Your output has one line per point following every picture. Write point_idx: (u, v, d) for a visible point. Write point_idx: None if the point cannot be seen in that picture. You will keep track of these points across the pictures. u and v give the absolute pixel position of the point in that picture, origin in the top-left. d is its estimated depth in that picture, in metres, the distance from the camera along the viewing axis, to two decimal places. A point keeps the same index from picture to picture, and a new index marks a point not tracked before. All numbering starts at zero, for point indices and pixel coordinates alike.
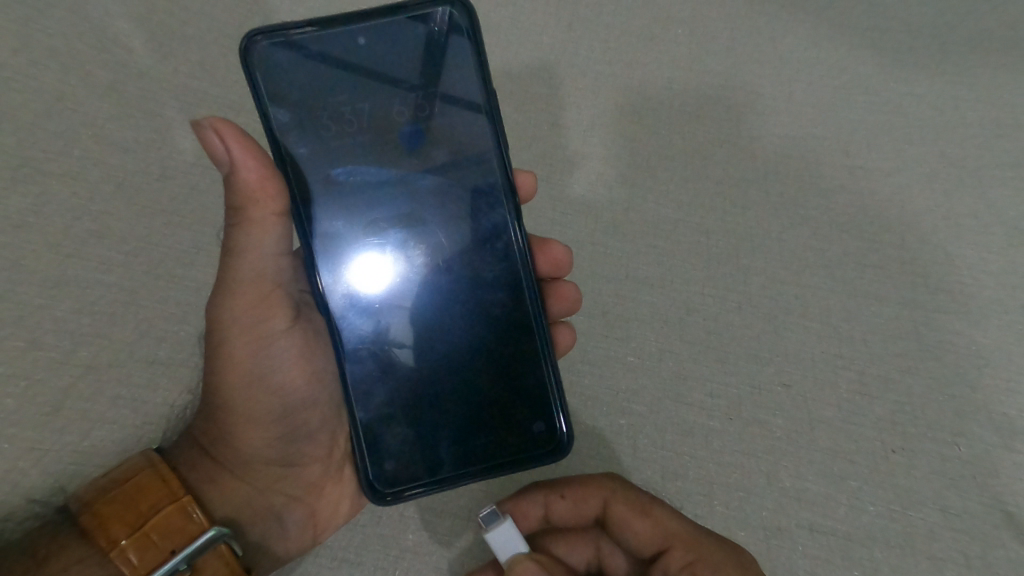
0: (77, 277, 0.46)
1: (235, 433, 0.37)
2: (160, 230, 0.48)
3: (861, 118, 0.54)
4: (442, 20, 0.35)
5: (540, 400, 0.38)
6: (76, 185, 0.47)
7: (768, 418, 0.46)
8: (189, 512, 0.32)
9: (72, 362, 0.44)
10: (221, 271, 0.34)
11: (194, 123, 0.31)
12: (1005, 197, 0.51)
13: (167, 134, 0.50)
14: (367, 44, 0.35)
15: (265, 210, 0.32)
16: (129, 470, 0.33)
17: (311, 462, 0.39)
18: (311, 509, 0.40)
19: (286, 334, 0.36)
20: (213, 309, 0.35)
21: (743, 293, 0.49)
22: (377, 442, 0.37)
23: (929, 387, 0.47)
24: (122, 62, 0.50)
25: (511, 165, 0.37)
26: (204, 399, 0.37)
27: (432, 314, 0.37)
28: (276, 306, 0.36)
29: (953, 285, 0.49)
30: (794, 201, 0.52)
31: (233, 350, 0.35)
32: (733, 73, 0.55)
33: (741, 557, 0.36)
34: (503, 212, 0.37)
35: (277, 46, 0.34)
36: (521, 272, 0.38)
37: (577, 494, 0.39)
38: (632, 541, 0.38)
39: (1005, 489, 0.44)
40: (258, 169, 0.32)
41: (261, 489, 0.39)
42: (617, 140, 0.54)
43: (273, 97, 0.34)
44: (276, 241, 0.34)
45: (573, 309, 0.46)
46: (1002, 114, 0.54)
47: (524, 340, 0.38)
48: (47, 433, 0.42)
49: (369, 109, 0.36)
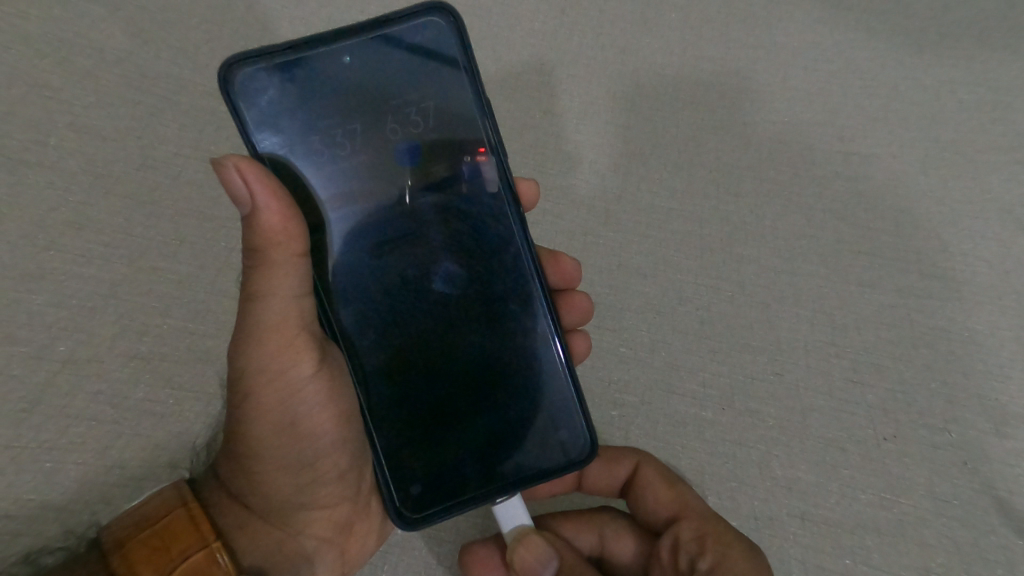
0: (55, 271, 0.45)
1: (263, 476, 0.36)
2: (142, 222, 0.47)
3: (857, 102, 0.53)
4: (426, 29, 0.34)
5: (555, 408, 0.37)
6: (53, 176, 0.46)
7: (760, 408, 0.46)
8: (217, 559, 0.32)
9: (51, 357, 0.43)
10: (242, 314, 0.32)
11: (215, 161, 0.29)
12: (1001, 182, 0.51)
13: (148, 123, 0.48)
14: (351, 62, 0.34)
15: (285, 252, 0.31)
16: (161, 510, 0.32)
17: (340, 501, 0.38)
18: (341, 548, 0.39)
19: (313, 379, 0.34)
20: (236, 352, 0.33)
21: (736, 282, 0.49)
22: (399, 466, 0.36)
23: (922, 373, 0.47)
24: (99, 48, 0.49)
25: (512, 173, 0.36)
26: (230, 443, 0.35)
27: (439, 332, 0.37)
28: (302, 350, 0.33)
29: (947, 271, 0.49)
30: (789, 188, 0.51)
31: (261, 397, 0.34)
32: (728, 58, 0.54)
33: (749, 541, 0.36)
34: (508, 222, 0.37)
35: (259, 70, 0.33)
36: (533, 282, 0.37)
37: (612, 456, 0.42)
38: (650, 505, 0.40)
39: (998, 475, 0.44)
40: (280, 211, 0.30)
41: (292, 532, 0.38)
42: (610, 128, 0.53)
43: (259, 123, 0.33)
44: (299, 282, 0.32)
45: (586, 320, 0.45)
46: (999, 96, 0.53)
47: (536, 349, 0.37)
48: (25, 430, 0.41)
49: (361, 127, 0.34)
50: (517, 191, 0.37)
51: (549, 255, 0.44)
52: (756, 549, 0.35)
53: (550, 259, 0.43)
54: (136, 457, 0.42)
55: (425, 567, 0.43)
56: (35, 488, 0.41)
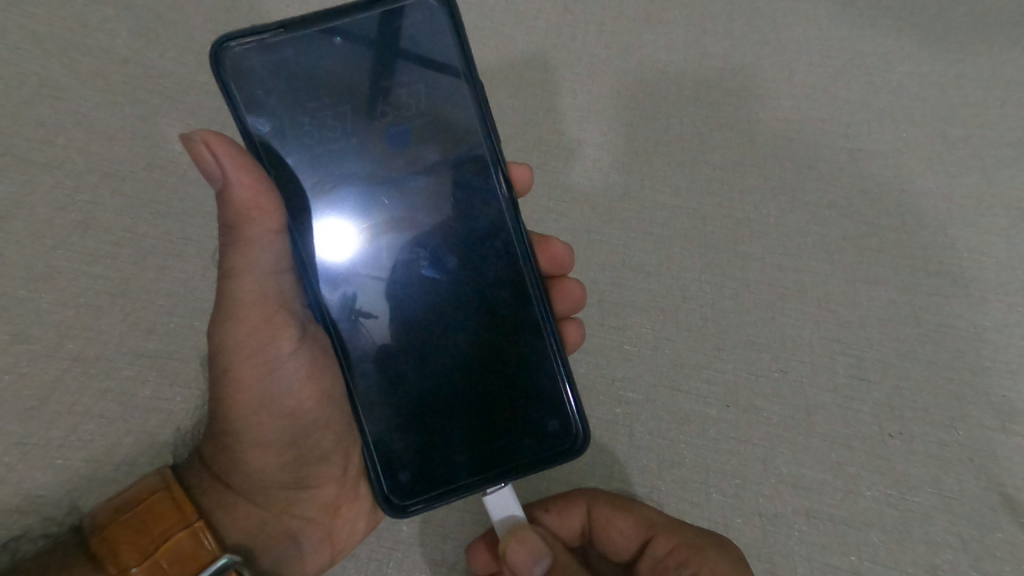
0: (62, 269, 0.45)
1: (244, 456, 0.36)
2: (148, 221, 0.47)
3: (862, 98, 0.53)
4: (416, 11, 0.34)
5: (547, 395, 0.37)
6: (59, 175, 0.47)
7: (764, 405, 0.46)
8: (200, 538, 0.32)
9: (58, 355, 0.44)
10: (221, 292, 0.33)
11: (184, 137, 0.30)
12: (1008, 178, 0.51)
13: (153, 123, 0.49)
14: (341, 43, 0.34)
15: (259, 228, 0.31)
16: (142, 493, 0.32)
17: (325, 482, 0.39)
18: (328, 529, 0.40)
19: (293, 356, 0.35)
20: (215, 330, 0.34)
21: (740, 280, 0.49)
22: (388, 451, 0.36)
23: (928, 370, 0.47)
24: (105, 48, 0.49)
25: (503, 159, 0.36)
26: (211, 423, 0.36)
27: (430, 317, 0.37)
28: (280, 327, 0.34)
29: (954, 267, 0.49)
30: (794, 185, 0.51)
31: (240, 374, 0.34)
32: (733, 55, 0.54)
33: (722, 540, 0.37)
34: (499, 208, 0.37)
35: (249, 51, 0.33)
36: (524, 268, 0.37)
37: (562, 506, 0.40)
38: (616, 541, 0.39)
39: (1004, 471, 0.44)
40: (251, 184, 0.31)
41: (276, 513, 0.38)
42: (614, 125, 0.53)
43: (250, 104, 0.33)
44: (274, 258, 0.32)
45: (579, 306, 0.46)
46: (1005, 91, 0.53)
47: (528, 336, 0.37)
48: (33, 427, 0.42)
49: (352, 110, 0.35)
50: (508, 177, 0.37)
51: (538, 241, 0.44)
52: (730, 547, 0.37)
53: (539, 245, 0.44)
54: (142, 454, 0.43)
55: (428, 562, 0.43)
56: (43, 485, 0.41)
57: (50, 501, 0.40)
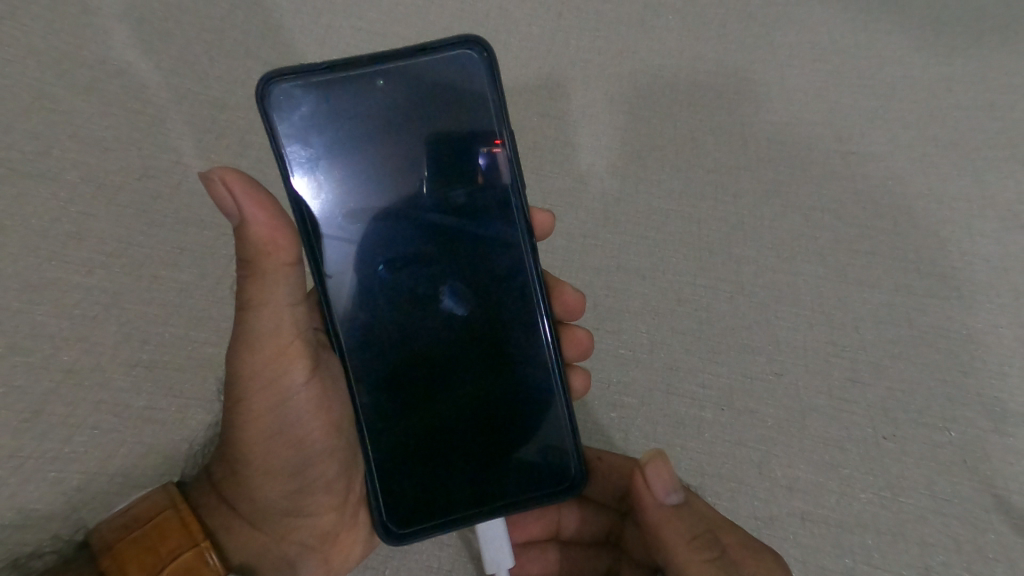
0: (56, 280, 0.45)
1: (251, 482, 0.36)
2: (142, 231, 0.47)
3: (854, 101, 0.53)
4: (461, 59, 0.35)
5: (559, 434, 0.37)
6: (53, 187, 0.47)
7: (758, 408, 0.46)
8: (206, 558, 0.33)
9: (53, 367, 0.44)
10: (237, 322, 0.33)
11: (202, 175, 0.30)
12: (999, 180, 0.51)
13: (149, 133, 0.49)
14: (384, 87, 0.34)
15: (274, 262, 0.31)
16: (150, 511, 0.33)
17: (327, 510, 0.39)
18: (325, 556, 0.40)
19: (305, 388, 0.35)
20: (231, 359, 0.34)
21: (734, 283, 0.49)
22: (395, 479, 0.36)
23: (921, 372, 0.47)
24: (100, 59, 0.50)
25: (529, 206, 0.36)
26: (222, 447, 0.36)
27: (443, 353, 0.37)
28: (293, 358, 0.34)
29: (946, 270, 0.49)
30: (786, 188, 0.51)
31: (253, 403, 0.34)
32: (726, 59, 0.54)
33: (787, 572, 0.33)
34: (520, 253, 0.37)
35: (295, 87, 0.33)
36: (541, 312, 0.37)
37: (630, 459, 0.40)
38: None
39: (996, 473, 0.44)
40: (268, 220, 0.30)
41: (276, 537, 0.39)
42: (608, 131, 0.53)
43: (289, 138, 0.34)
44: (290, 291, 0.33)
45: (585, 357, 0.45)
46: (996, 94, 0.53)
47: (545, 376, 0.37)
48: (28, 440, 0.42)
49: (383, 148, 0.35)
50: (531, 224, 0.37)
51: (552, 286, 0.44)
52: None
53: (552, 290, 0.43)
54: (139, 465, 0.43)
55: (425, 570, 0.43)
56: (38, 497, 0.41)
57: (46, 514, 0.41)
